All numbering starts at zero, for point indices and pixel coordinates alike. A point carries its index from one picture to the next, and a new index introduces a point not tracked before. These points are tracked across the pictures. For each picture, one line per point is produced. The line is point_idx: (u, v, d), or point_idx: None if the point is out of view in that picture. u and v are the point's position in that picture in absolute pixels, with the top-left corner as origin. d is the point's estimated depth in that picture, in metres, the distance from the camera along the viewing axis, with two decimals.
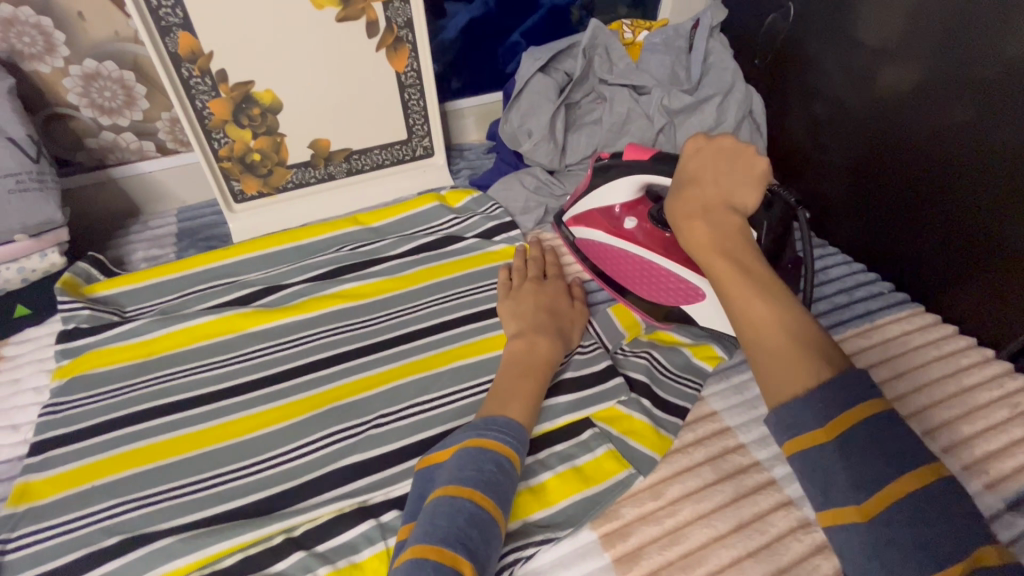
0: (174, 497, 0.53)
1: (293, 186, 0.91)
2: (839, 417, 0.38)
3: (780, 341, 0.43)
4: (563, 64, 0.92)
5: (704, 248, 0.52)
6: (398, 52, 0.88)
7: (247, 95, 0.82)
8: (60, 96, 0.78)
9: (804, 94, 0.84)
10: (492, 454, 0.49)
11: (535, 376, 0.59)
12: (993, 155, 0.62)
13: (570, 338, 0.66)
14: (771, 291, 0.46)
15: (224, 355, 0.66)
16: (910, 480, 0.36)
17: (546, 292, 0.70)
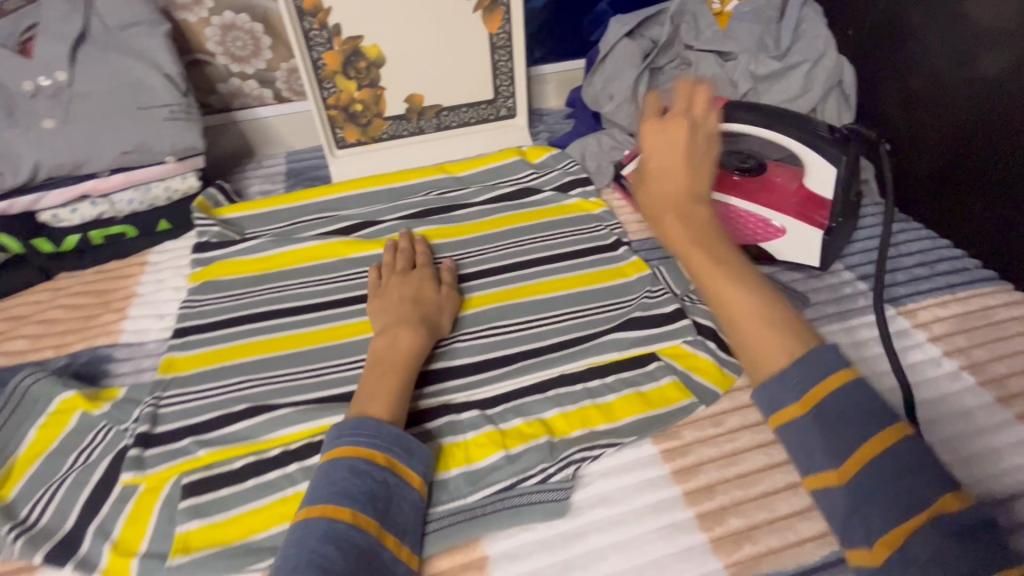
0: (289, 380, 0.62)
1: (387, 137, 0.99)
2: (809, 393, 0.42)
3: (751, 312, 0.47)
4: (650, 30, 0.95)
5: (675, 229, 0.56)
6: (493, 14, 0.94)
7: (356, 49, 0.91)
8: (201, 44, 0.89)
9: (900, 64, 0.81)
10: (346, 460, 0.45)
11: (395, 370, 0.55)
12: None
13: (440, 326, 0.63)
14: (739, 266, 0.51)
15: (328, 274, 0.75)
16: (878, 439, 0.39)
17: (410, 283, 0.66)
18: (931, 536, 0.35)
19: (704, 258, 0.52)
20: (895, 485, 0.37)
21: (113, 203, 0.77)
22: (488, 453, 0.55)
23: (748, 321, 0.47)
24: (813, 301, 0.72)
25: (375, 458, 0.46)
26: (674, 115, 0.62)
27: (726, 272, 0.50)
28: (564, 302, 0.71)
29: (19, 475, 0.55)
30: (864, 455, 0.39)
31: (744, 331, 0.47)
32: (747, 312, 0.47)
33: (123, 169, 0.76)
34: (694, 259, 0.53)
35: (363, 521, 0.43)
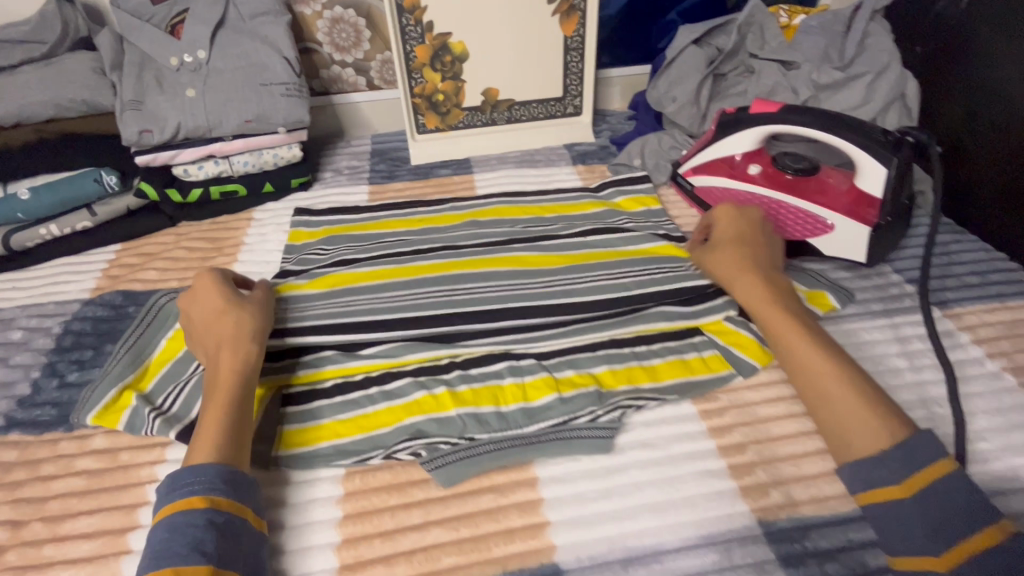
0: (372, 319, 0.69)
1: (462, 126, 1.09)
2: (912, 478, 0.46)
3: (839, 387, 0.52)
4: (716, 39, 1.01)
5: (766, 311, 0.60)
6: (570, 18, 1.03)
7: (444, 44, 1.01)
8: (311, 34, 1.02)
9: (970, 84, 0.86)
10: (183, 515, 0.46)
11: (219, 397, 0.54)
12: None
13: (259, 326, 0.61)
14: (822, 342, 0.56)
15: (397, 291, 0.73)
16: (979, 535, 0.43)
17: (205, 296, 0.62)
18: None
19: (795, 344, 0.56)
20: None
21: (232, 164, 0.90)
22: (543, 394, 0.61)
23: (843, 401, 0.52)
24: (858, 297, 0.76)
25: (190, 504, 0.47)
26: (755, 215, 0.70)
27: (813, 352, 0.55)
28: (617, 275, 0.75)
29: (154, 373, 0.65)
30: (964, 549, 0.43)
31: (839, 418, 0.51)
32: (841, 396, 0.52)
33: (244, 136, 0.89)
34: (778, 339, 0.58)
35: (191, 570, 0.43)
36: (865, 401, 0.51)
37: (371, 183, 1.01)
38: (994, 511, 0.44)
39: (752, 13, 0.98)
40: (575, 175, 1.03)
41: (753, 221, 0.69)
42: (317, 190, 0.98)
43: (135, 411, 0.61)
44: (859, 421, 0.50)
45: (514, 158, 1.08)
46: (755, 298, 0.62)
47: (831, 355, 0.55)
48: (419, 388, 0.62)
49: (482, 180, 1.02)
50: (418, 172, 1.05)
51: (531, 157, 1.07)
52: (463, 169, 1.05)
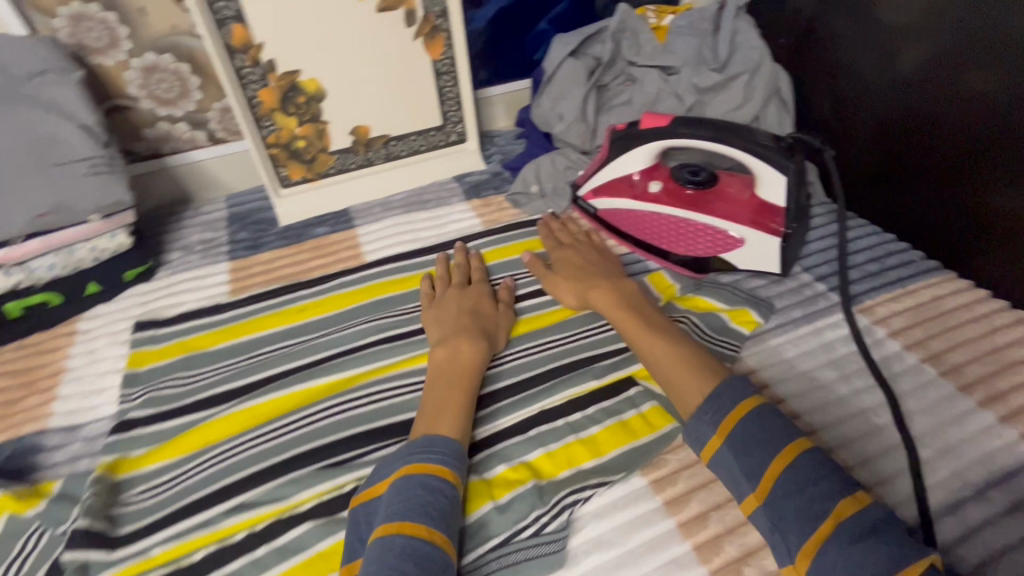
0: (250, 490, 0.54)
1: (334, 172, 0.96)
2: (722, 423, 0.48)
3: (674, 357, 0.56)
4: (591, 49, 0.95)
5: (611, 308, 0.65)
6: (434, 41, 0.92)
7: (293, 84, 0.87)
8: (120, 89, 0.83)
9: (828, 74, 0.89)
10: (421, 477, 0.47)
11: (462, 379, 0.58)
12: (1006, 118, 0.68)
13: (500, 332, 0.67)
14: (647, 315, 0.62)
15: (283, 426, 0.59)
16: (780, 454, 0.45)
17: (470, 297, 0.70)
18: (837, 542, 0.39)
19: (623, 323, 0.62)
20: (799, 499, 0.42)
21: (31, 270, 0.70)
22: (475, 506, 0.52)
23: (664, 360, 0.56)
24: (779, 306, 0.74)
25: (445, 474, 0.49)
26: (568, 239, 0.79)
27: (635, 325, 0.61)
28: (533, 335, 0.69)
29: None
30: (770, 474, 0.44)
31: (676, 382, 0.54)
32: (666, 354, 0.56)
33: (41, 233, 0.69)
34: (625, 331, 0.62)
35: (439, 538, 0.44)
36: (693, 360, 0.55)
37: (232, 257, 0.84)
38: (794, 430, 0.46)
39: (622, 20, 0.94)
40: (471, 210, 0.93)
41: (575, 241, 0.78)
42: (162, 279, 0.80)
43: None
44: (679, 374, 0.54)
45: (400, 201, 0.95)
46: (591, 294, 0.68)
47: (666, 333, 0.59)
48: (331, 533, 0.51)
49: (367, 232, 0.88)
50: (289, 233, 0.89)
51: (420, 197, 0.96)
52: (343, 222, 0.91)
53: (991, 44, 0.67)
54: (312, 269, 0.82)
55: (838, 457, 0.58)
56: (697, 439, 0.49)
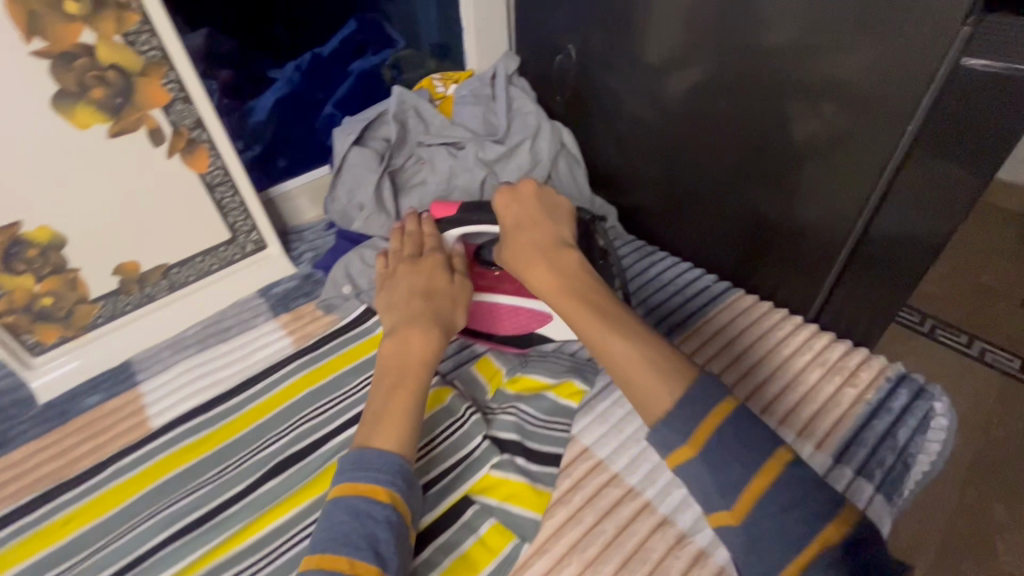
0: None
1: (103, 320, 0.81)
2: (699, 432, 0.46)
3: (633, 358, 0.51)
4: (379, 131, 0.92)
5: (557, 293, 0.58)
6: (195, 154, 0.82)
7: (15, 238, 0.72)
8: None
9: (607, 118, 0.94)
10: (349, 501, 0.49)
11: (411, 383, 0.57)
12: (769, 137, 0.74)
13: (455, 308, 0.64)
14: (602, 298, 0.56)
15: None
16: (763, 470, 0.44)
17: (423, 272, 0.65)
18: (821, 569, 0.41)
19: (573, 308, 0.57)
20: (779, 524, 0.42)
21: None
22: None
23: (624, 359, 0.52)
24: None
25: (377, 496, 0.49)
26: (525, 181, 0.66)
27: (587, 315, 0.55)
28: None
29: None
30: (751, 492, 0.44)
31: (636, 382, 0.51)
32: (627, 356, 0.52)
33: None
34: (577, 318, 0.55)
35: (363, 568, 0.45)
36: (658, 365, 0.50)
37: None
38: (774, 439, 0.46)
39: (402, 101, 0.92)
40: (280, 328, 0.84)
41: (526, 191, 0.65)
42: None
43: None
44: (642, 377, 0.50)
45: (195, 336, 0.84)
46: (537, 274, 0.60)
47: (628, 329, 0.53)
48: None
49: (154, 387, 0.76)
50: (49, 414, 0.74)
51: (218, 326, 0.85)
52: (121, 380, 0.77)
53: (742, 68, 0.72)
54: (80, 456, 0.68)
55: (677, 522, 0.57)
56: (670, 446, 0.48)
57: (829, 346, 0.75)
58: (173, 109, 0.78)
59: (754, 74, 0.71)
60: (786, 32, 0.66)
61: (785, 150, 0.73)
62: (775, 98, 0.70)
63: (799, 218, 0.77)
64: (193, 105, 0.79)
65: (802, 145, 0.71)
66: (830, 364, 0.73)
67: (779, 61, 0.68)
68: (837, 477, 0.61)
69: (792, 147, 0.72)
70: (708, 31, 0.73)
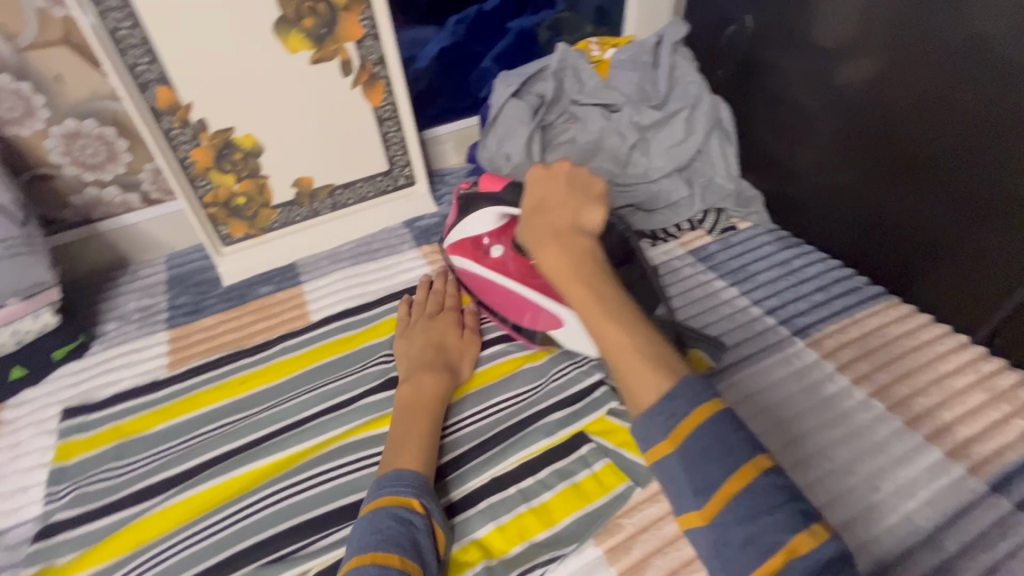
0: None
1: (278, 226, 0.93)
2: (675, 430, 0.41)
3: (627, 356, 0.45)
4: (535, 87, 0.95)
5: (563, 276, 0.51)
6: (373, 88, 0.90)
7: (227, 141, 0.84)
8: (42, 157, 0.79)
9: (766, 100, 0.90)
10: (390, 509, 0.48)
11: (424, 416, 0.59)
12: (958, 137, 0.67)
13: (465, 361, 0.68)
14: (607, 287, 0.50)
15: (219, 522, 0.57)
16: (736, 478, 0.39)
17: (436, 328, 0.70)
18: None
19: (581, 299, 0.49)
20: (750, 523, 0.38)
21: None
22: None
23: (617, 346, 0.46)
24: (727, 344, 0.74)
25: (415, 506, 0.49)
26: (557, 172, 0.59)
27: (585, 299, 0.49)
28: (484, 394, 0.66)
29: None
30: (723, 494, 0.39)
31: (629, 379, 0.45)
32: (620, 345, 0.46)
33: None
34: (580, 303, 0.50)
35: (413, 567, 0.44)
36: (655, 366, 0.44)
37: (171, 326, 0.81)
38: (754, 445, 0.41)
39: (563, 57, 0.95)
40: (421, 257, 0.91)
41: (556, 175, 0.59)
42: (95, 355, 0.76)
43: None
44: (631, 367, 0.44)
45: (348, 252, 0.94)
46: (546, 257, 0.53)
47: (630, 329, 0.46)
48: None
49: (314, 289, 0.86)
50: (232, 294, 0.86)
51: (368, 247, 0.94)
52: (289, 278, 0.88)
53: (930, 56, 0.67)
54: (254, 333, 0.79)
55: None
56: (755, 446, 0.40)
57: (998, 372, 0.67)
58: (363, 45, 0.86)
59: (942, 64, 0.66)
60: (995, 19, 0.60)
61: (979, 154, 0.65)
62: (971, 93, 0.64)
63: (987, 234, 0.67)
64: (380, 42, 0.87)
65: (998, 147, 0.63)
66: (997, 390, 0.66)
67: (980, 50, 0.62)
68: (989, 505, 0.56)
69: (988, 151, 0.65)
70: (895, 18, 0.69)
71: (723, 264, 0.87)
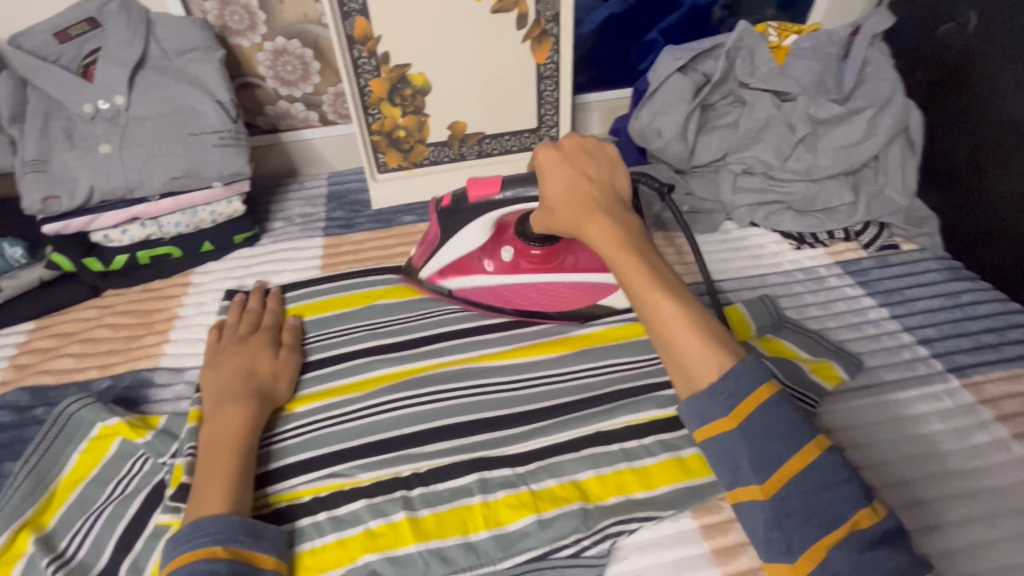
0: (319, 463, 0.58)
1: (428, 163, 0.99)
2: (738, 407, 0.44)
3: (687, 337, 0.46)
4: (702, 65, 0.91)
5: (611, 248, 0.52)
6: (542, 45, 0.92)
7: (403, 76, 0.90)
8: (252, 67, 0.90)
9: (969, 114, 0.79)
10: (187, 566, 0.44)
11: (234, 449, 0.54)
12: None
13: (278, 383, 0.62)
14: (652, 259, 0.51)
15: (352, 409, 0.63)
16: (801, 455, 0.42)
17: (248, 350, 0.64)
18: (846, 549, 0.40)
19: (631, 275, 0.50)
20: (813, 499, 0.41)
21: (161, 226, 0.79)
22: (518, 515, 0.53)
23: (673, 327, 0.47)
24: (867, 364, 0.69)
25: (214, 552, 0.45)
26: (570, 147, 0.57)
27: (643, 277, 0.49)
28: (602, 354, 0.67)
29: (61, 501, 0.56)
30: (786, 471, 0.42)
31: (683, 358, 0.46)
32: (681, 322, 0.47)
33: (173, 193, 0.77)
34: (632, 283, 0.50)
35: None
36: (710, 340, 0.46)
37: (326, 234, 0.91)
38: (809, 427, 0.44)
39: (741, 37, 0.89)
40: None
41: (571, 146, 0.57)
42: (265, 245, 0.87)
43: (31, 561, 0.51)
44: (689, 343, 0.46)
45: None
46: (592, 232, 0.53)
47: (683, 306, 0.48)
48: (375, 514, 0.54)
49: None
50: (380, 218, 0.94)
51: None
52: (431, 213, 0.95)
53: None
54: (396, 255, 0.86)
55: None
56: (811, 427, 0.44)
57: None
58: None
59: None
60: None
61: None
62: None
63: None
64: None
65: None
66: None
67: None
68: None
69: None
70: None
71: (876, 282, 0.80)
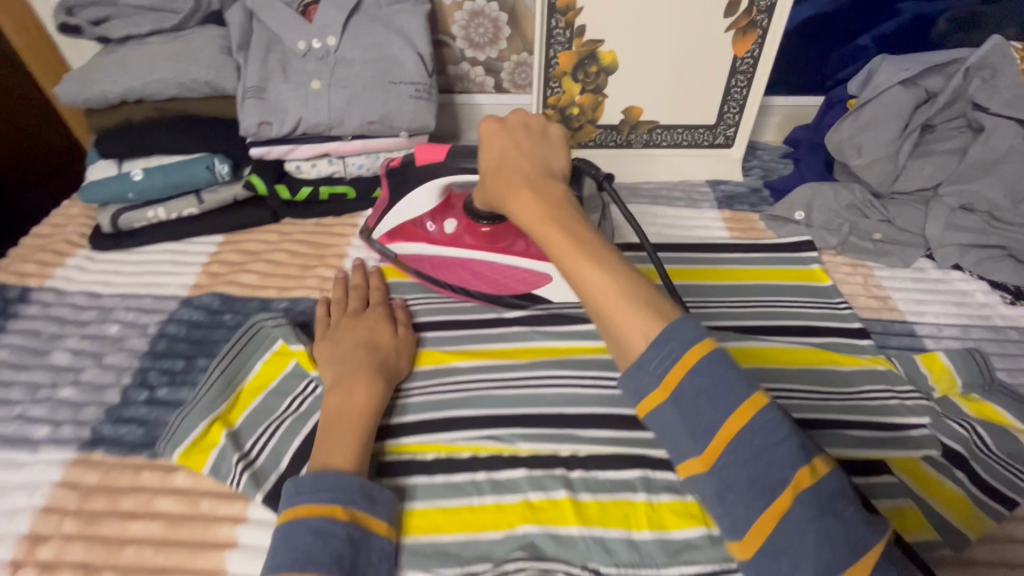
0: (474, 422, 0.58)
1: (593, 145, 0.96)
2: (668, 375, 0.38)
3: (612, 300, 0.41)
4: (928, 80, 0.80)
5: (536, 216, 0.48)
6: (746, 36, 0.86)
7: (593, 52, 0.88)
8: (446, 26, 0.91)
9: None
10: (307, 522, 0.44)
11: (358, 428, 0.52)
12: None
13: (396, 361, 0.60)
14: (577, 225, 0.46)
15: (509, 377, 0.62)
16: (734, 417, 0.37)
17: (364, 326, 0.62)
18: (793, 522, 0.34)
19: (558, 244, 0.45)
20: (754, 467, 0.36)
21: (346, 165, 0.82)
22: (687, 525, 0.50)
23: (605, 296, 0.42)
24: None
25: (336, 512, 0.45)
26: (506, 128, 0.56)
27: (566, 244, 0.45)
28: (782, 376, 0.62)
29: (246, 405, 0.59)
30: (723, 436, 0.37)
31: (613, 327, 0.41)
32: (606, 285, 0.42)
33: (363, 136, 0.80)
34: (559, 256, 0.45)
35: None
36: (636, 301, 0.41)
37: None
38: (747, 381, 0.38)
39: (988, 54, 0.77)
40: (720, 220, 0.87)
41: (513, 120, 0.56)
42: None
43: (223, 454, 0.55)
44: (613, 306, 0.41)
45: (649, 190, 0.94)
46: (517, 204, 0.50)
47: (614, 269, 0.42)
48: (536, 487, 0.53)
49: None
50: None
51: (668, 193, 0.93)
52: None
53: None
54: None
55: None
56: (748, 382, 0.38)
57: None
58: None
59: None
60: None
61: None
62: None
63: None
64: None
65: None
66: None
67: None
68: None
69: None
70: None
71: None
